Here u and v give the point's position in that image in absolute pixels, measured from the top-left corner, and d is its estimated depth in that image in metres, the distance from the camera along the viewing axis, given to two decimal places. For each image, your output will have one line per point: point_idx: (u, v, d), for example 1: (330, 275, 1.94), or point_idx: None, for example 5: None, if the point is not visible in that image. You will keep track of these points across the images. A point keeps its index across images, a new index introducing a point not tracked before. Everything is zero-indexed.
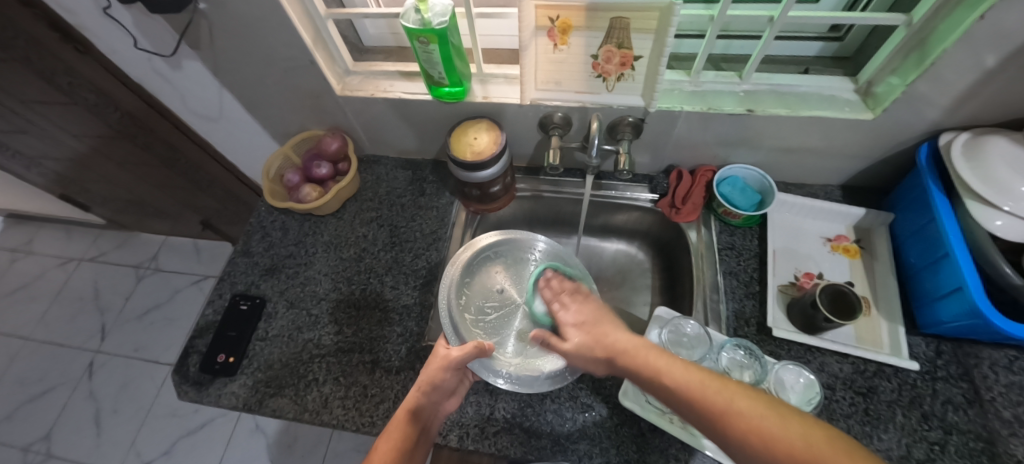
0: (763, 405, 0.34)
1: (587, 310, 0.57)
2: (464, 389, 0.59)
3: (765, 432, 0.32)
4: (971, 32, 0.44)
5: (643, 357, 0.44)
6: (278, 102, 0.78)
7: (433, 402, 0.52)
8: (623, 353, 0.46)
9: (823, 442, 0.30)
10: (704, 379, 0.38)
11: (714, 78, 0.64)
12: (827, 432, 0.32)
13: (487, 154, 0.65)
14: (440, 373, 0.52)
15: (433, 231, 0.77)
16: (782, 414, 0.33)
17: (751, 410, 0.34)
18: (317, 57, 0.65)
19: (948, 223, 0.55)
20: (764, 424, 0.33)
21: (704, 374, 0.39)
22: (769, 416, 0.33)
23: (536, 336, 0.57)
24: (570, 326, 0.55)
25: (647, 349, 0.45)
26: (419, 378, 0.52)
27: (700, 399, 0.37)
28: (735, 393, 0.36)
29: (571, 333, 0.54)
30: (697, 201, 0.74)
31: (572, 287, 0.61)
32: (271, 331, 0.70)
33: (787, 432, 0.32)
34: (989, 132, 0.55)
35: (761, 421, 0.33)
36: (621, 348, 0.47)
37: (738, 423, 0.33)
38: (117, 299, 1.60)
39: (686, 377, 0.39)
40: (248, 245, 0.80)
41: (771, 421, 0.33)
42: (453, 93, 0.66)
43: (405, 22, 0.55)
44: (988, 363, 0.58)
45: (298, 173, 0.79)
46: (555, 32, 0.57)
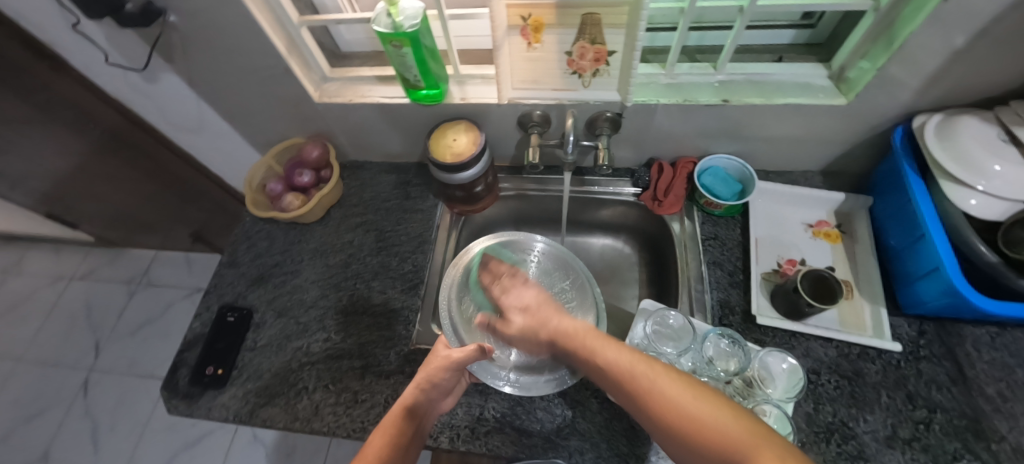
0: (681, 382, 0.36)
1: (530, 295, 0.59)
2: (461, 389, 0.60)
3: (673, 405, 0.34)
4: (936, 14, 0.45)
5: (586, 341, 0.47)
6: (257, 111, 0.77)
7: (429, 400, 0.53)
8: (564, 337, 0.50)
9: (726, 417, 0.32)
10: (636, 359, 0.41)
11: (689, 70, 0.65)
12: (736, 410, 0.32)
13: (466, 155, 0.65)
14: (440, 372, 0.54)
15: (419, 233, 0.77)
16: (696, 389, 0.35)
17: (666, 386, 0.36)
18: (292, 65, 0.65)
19: (924, 204, 0.55)
20: (673, 398, 0.35)
21: (637, 355, 0.42)
22: (685, 393, 0.35)
23: (481, 322, 0.63)
24: (514, 309, 0.59)
25: (589, 333, 0.48)
26: (419, 374, 0.54)
27: (627, 377, 0.40)
28: (656, 372, 0.38)
29: (516, 316, 0.58)
30: (679, 193, 0.75)
31: (513, 274, 0.64)
32: (260, 342, 0.70)
33: (698, 409, 0.33)
34: (960, 112, 0.55)
35: (671, 395, 0.35)
36: (563, 330, 0.51)
37: (652, 399, 0.36)
38: (110, 316, 1.59)
39: (620, 358, 0.42)
40: (234, 255, 0.79)
41: (681, 395, 0.35)
42: (430, 96, 0.66)
43: (376, 26, 0.55)
44: (971, 340, 0.59)
45: (281, 182, 0.78)
46: (528, 31, 0.57)
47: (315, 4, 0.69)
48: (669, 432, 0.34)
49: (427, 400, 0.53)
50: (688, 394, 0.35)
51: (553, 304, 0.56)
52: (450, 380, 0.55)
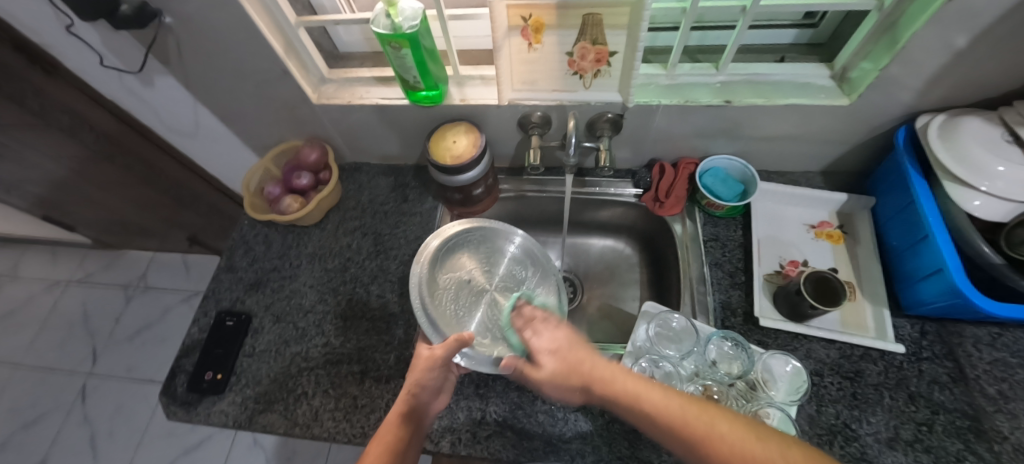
0: (746, 429, 0.35)
1: (558, 335, 0.51)
2: (450, 386, 0.58)
3: (756, 458, 0.33)
4: (940, 14, 0.44)
5: (620, 383, 0.42)
6: (253, 113, 0.77)
7: (422, 403, 0.52)
8: (596, 380, 0.44)
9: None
10: (688, 403, 0.38)
11: (690, 71, 0.64)
12: (804, 451, 0.33)
13: (467, 157, 0.64)
14: (426, 374, 0.53)
15: (417, 237, 0.77)
16: (763, 435, 0.35)
17: (739, 435, 0.35)
18: (289, 67, 0.64)
19: (927, 204, 0.55)
20: (752, 449, 0.33)
21: (689, 400, 0.38)
22: (751, 439, 0.34)
23: (508, 366, 0.52)
24: (542, 350, 0.50)
25: (615, 371, 0.43)
26: (407, 381, 0.53)
27: (688, 426, 0.36)
28: (721, 419, 0.36)
29: (544, 361, 0.48)
30: (680, 194, 0.74)
31: (543, 313, 0.56)
32: (259, 347, 0.69)
33: (774, 457, 0.33)
34: (963, 113, 0.55)
35: (752, 449, 0.33)
36: (599, 377, 0.43)
37: (729, 455, 0.33)
38: (108, 319, 1.58)
39: (671, 403, 0.38)
40: (231, 261, 0.78)
41: (761, 449, 0.33)
42: (429, 97, 0.66)
43: (375, 28, 0.54)
44: (972, 340, 0.59)
45: (279, 185, 0.78)
46: (528, 32, 0.56)
47: (312, 5, 0.68)
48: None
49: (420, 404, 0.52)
50: (764, 444, 0.34)
51: (580, 345, 0.48)
52: (436, 379, 0.54)
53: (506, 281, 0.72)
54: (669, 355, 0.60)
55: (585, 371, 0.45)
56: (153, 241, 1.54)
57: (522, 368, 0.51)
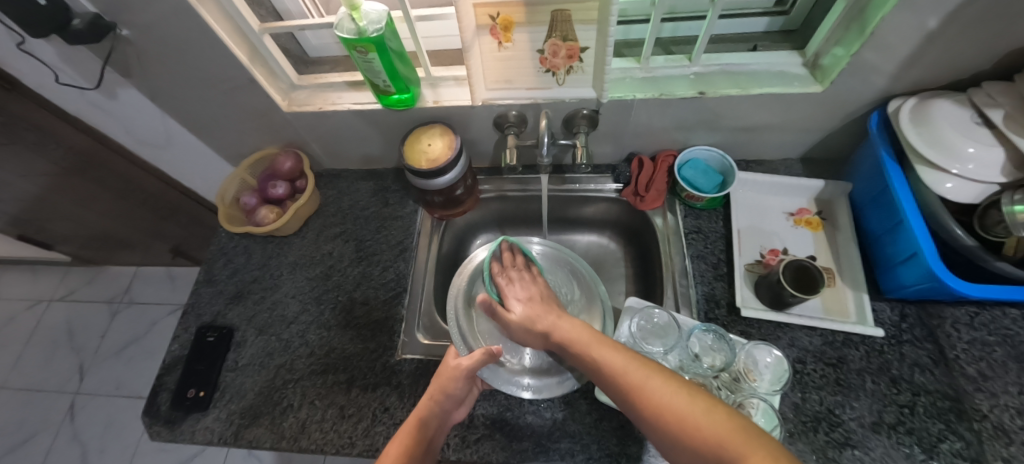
0: (677, 387, 0.38)
1: (533, 290, 0.62)
2: (471, 396, 0.59)
3: (660, 403, 0.37)
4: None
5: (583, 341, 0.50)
6: (225, 124, 0.75)
7: (443, 411, 0.53)
8: (563, 335, 0.52)
9: (716, 416, 0.34)
10: (631, 360, 0.44)
11: (664, 63, 0.64)
12: (720, 407, 0.35)
13: (443, 160, 0.63)
14: (451, 383, 0.53)
15: (400, 241, 0.76)
16: (684, 389, 0.38)
17: (658, 385, 0.39)
18: (256, 75, 0.63)
19: (901, 189, 0.55)
20: (661, 396, 0.38)
21: (634, 357, 0.44)
22: (675, 393, 0.37)
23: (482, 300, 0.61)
24: (517, 299, 0.61)
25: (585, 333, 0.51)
26: (430, 388, 0.53)
27: (622, 374, 0.42)
28: (650, 373, 0.41)
29: (518, 305, 0.59)
30: (660, 187, 0.74)
31: (520, 268, 0.66)
32: (242, 361, 0.68)
33: (689, 406, 0.35)
34: (933, 95, 0.55)
35: (661, 392, 0.38)
36: (563, 332, 0.53)
37: (640, 395, 0.39)
38: (93, 337, 1.55)
39: (618, 358, 0.45)
40: (210, 273, 0.76)
41: (669, 395, 0.37)
42: (402, 100, 0.65)
43: (338, 32, 0.53)
44: (951, 321, 0.60)
45: (255, 195, 0.76)
46: (497, 30, 0.55)
47: (278, 10, 0.67)
48: (655, 426, 0.37)
49: (440, 412, 0.53)
50: (675, 391, 0.37)
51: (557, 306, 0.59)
52: (462, 389, 0.55)
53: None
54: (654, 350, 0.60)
55: (554, 327, 0.54)
56: (136, 255, 1.51)
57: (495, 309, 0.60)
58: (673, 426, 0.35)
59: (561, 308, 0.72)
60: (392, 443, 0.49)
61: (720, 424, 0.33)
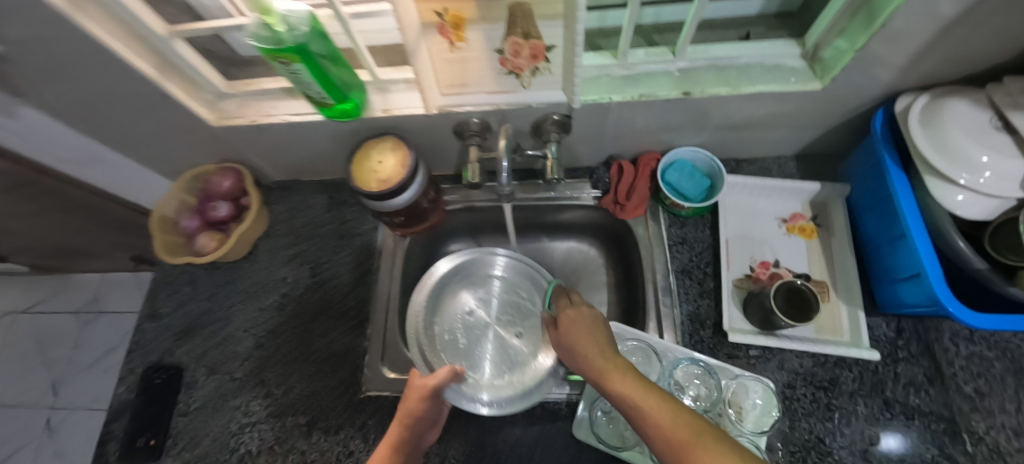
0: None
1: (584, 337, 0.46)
2: (440, 419, 0.54)
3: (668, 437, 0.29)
4: None
5: (593, 357, 0.42)
6: (148, 141, 0.65)
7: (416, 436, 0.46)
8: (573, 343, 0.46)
9: None
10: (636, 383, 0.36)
11: (645, 58, 0.56)
12: None
13: (395, 180, 0.56)
14: (417, 403, 0.48)
15: (359, 263, 0.69)
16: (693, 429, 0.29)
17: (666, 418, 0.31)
18: (169, 89, 0.54)
19: (906, 201, 0.49)
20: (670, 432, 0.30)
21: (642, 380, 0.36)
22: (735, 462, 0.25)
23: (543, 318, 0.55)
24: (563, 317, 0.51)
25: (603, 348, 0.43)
26: (401, 410, 0.47)
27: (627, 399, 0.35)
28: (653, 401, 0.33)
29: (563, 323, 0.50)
30: (643, 193, 0.66)
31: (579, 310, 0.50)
32: (194, 404, 0.63)
33: None
34: (948, 92, 0.48)
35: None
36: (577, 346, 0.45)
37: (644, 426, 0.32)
38: (63, 350, 1.48)
39: (624, 382, 0.37)
40: (155, 306, 0.69)
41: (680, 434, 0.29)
42: (345, 110, 0.56)
43: (252, 41, 0.43)
44: (949, 335, 0.56)
45: (196, 217, 0.68)
46: (447, 28, 0.46)
47: (190, 7, 0.56)
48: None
49: (417, 436, 0.46)
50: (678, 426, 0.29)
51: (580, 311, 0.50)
52: (431, 410, 0.49)
53: (511, 314, 0.73)
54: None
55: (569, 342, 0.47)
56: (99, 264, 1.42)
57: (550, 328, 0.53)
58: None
59: (523, 323, 0.72)
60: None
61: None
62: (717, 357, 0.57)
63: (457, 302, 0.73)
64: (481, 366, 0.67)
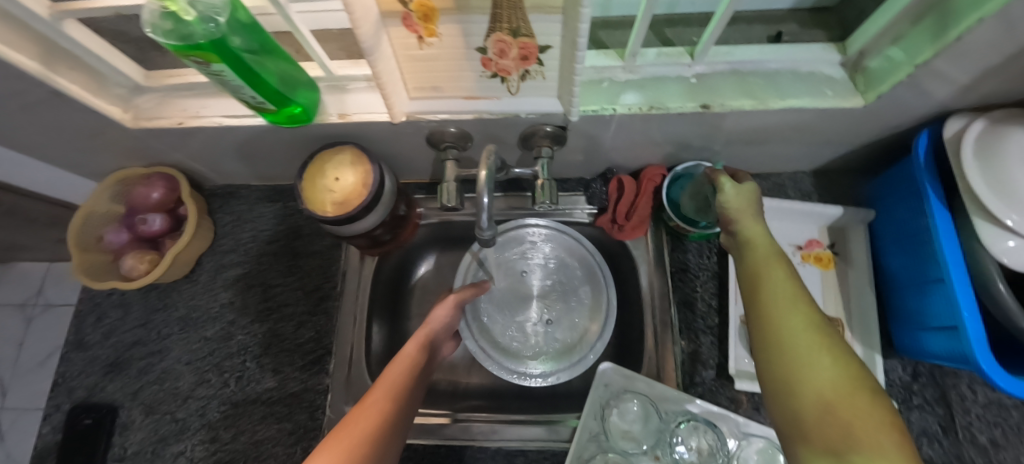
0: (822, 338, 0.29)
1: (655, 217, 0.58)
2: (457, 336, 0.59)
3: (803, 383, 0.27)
4: (1013, 7, 0.28)
5: (760, 263, 0.35)
6: (50, 144, 0.53)
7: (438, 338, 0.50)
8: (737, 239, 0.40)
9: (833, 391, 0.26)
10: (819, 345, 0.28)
11: (656, 60, 0.46)
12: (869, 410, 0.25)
13: (353, 203, 0.47)
14: (444, 310, 0.52)
15: (318, 287, 0.60)
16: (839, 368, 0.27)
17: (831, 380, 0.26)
18: (62, 86, 0.42)
19: (947, 243, 0.43)
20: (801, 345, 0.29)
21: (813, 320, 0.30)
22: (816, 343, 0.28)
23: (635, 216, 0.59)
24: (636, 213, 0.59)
25: (772, 266, 0.35)
26: (433, 314, 0.52)
27: (769, 316, 0.31)
28: (808, 332, 0.29)
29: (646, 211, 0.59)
30: (644, 213, 0.58)
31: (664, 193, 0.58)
32: (129, 448, 0.55)
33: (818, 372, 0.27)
34: (1008, 117, 0.41)
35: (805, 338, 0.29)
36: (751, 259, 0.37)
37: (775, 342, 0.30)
38: (8, 348, 1.09)
39: (789, 311, 0.31)
40: (80, 334, 0.60)
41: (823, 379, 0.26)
42: (290, 115, 0.45)
43: (150, 33, 0.32)
44: (967, 380, 0.51)
45: (124, 230, 0.58)
46: (413, 20, 0.35)
47: None
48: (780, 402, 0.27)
49: (438, 337, 0.50)
50: (818, 360, 0.27)
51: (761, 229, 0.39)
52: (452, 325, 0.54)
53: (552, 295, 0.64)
54: (632, 448, 0.50)
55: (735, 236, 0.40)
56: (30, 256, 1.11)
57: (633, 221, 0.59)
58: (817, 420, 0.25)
59: (562, 309, 0.64)
60: (394, 362, 0.42)
61: (864, 423, 0.24)
62: (719, 402, 0.52)
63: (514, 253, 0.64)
64: (504, 322, 0.63)
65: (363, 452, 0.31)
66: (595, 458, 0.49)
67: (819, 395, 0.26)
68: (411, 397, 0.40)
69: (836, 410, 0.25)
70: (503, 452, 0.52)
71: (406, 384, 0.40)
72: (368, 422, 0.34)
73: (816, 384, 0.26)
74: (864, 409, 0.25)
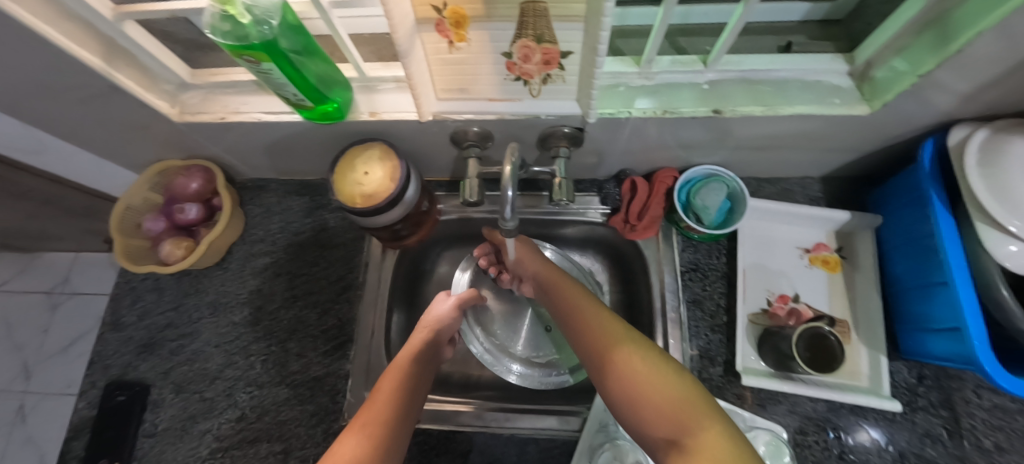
0: (647, 355, 0.37)
1: (655, 215, 0.60)
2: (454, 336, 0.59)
3: (641, 389, 0.34)
4: (1008, 21, 0.30)
5: (588, 314, 0.44)
6: (99, 135, 0.57)
7: (435, 338, 0.51)
8: (563, 299, 0.49)
9: (664, 390, 0.33)
10: (639, 355, 0.37)
11: (670, 66, 0.48)
12: (692, 392, 0.33)
13: (381, 197, 0.50)
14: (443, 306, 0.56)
15: (341, 277, 0.63)
16: (662, 367, 0.36)
17: (658, 381, 0.34)
18: (120, 81, 0.45)
19: (950, 247, 0.44)
20: (630, 364, 0.36)
21: (656, 359, 0.37)
22: (639, 360, 0.37)
23: (638, 214, 0.61)
24: (639, 212, 0.61)
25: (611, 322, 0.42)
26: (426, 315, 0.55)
27: (604, 343, 0.40)
28: (634, 351, 0.38)
29: (651, 211, 0.60)
30: (656, 214, 0.61)
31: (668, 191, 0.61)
32: (160, 425, 0.57)
33: (653, 381, 0.34)
34: (1011, 127, 0.42)
35: (633, 360, 0.36)
36: (579, 311, 0.45)
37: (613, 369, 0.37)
38: (30, 333, 1.06)
39: (623, 344, 0.39)
40: (116, 315, 0.63)
41: (649, 379, 0.35)
42: (325, 112, 0.49)
43: (209, 34, 0.35)
44: (972, 384, 0.52)
45: (162, 218, 0.62)
46: (446, 26, 0.38)
47: None
48: (631, 411, 0.35)
49: (433, 340, 0.51)
50: (654, 374, 0.35)
51: (577, 287, 0.49)
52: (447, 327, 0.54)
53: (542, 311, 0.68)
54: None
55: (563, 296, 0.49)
56: (55, 247, 1.08)
57: (638, 219, 0.61)
58: (674, 434, 0.31)
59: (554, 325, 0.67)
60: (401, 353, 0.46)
61: (697, 416, 0.31)
62: (726, 398, 0.54)
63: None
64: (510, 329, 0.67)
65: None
66: (604, 445, 0.51)
67: (664, 412, 0.32)
68: (409, 406, 0.41)
69: (679, 414, 0.31)
70: (515, 439, 0.54)
71: (403, 395, 0.40)
72: (362, 436, 0.34)
73: (651, 393, 0.34)
74: (691, 406, 0.32)
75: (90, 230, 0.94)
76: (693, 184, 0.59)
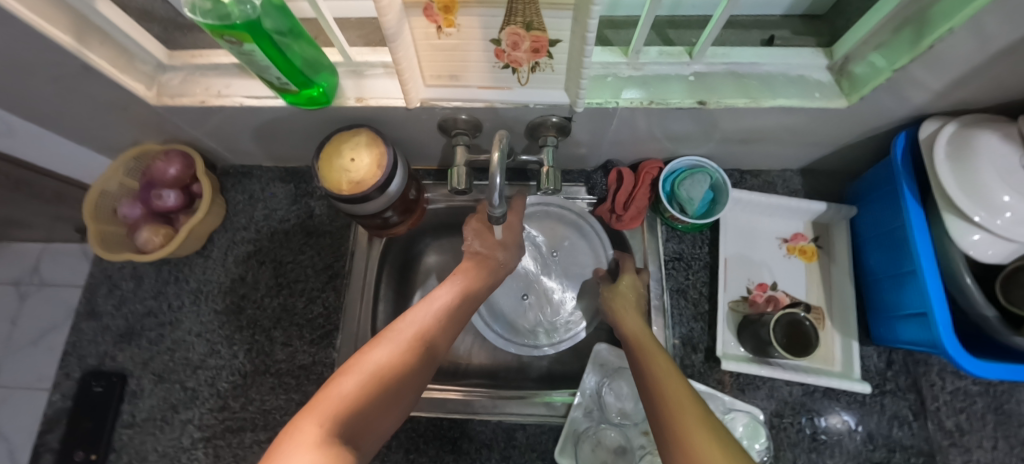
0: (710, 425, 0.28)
1: (641, 204, 0.61)
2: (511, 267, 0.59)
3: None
4: (978, 18, 0.31)
5: (663, 378, 0.36)
6: (72, 116, 0.55)
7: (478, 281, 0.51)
8: (642, 356, 0.41)
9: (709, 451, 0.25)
10: (697, 427, 0.28)
11: (658, 58, 0.49)
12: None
13: (368, 183, 0.49)
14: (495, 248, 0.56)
15: (328, 265, 0.63)
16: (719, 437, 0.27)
17: (703, 442, 0.26)
18: (93, 61, 0.43)
19: (920, 236, 0.46)
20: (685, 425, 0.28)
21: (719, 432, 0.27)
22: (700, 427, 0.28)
23: (623, 204, 0.62)
24: (625, 201, 0.62)
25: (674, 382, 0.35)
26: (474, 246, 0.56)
27: (672, 405, 0.32)
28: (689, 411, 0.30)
29: (636, 200, 0.61)
30: (642, 204, 0.61)
31: (654, 177, 0.61)
32: (139, 415, 0.56)
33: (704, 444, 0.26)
34: (978, 122, 0.44)
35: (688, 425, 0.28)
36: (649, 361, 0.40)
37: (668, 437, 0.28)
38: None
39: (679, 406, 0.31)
40: (92, 304, 0.62)
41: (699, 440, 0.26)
42: (310, 95, 0.48)
43: (189, 13, 0.34)
44: (937, 369, 0.55)
45: (138, 204, 0.60)
46: (434, 12, 0.38)
47: None
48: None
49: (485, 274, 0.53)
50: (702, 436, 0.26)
51: (655, 346, 0.43)
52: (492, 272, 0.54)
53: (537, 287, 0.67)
54: (626, 422, 0.53)
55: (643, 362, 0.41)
56: (24, 235, 1.03)
57: (624, 210, 0.62)
58: None
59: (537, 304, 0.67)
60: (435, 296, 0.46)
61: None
62: (706, 383, 0.56)
63: (546, 226, 0.67)
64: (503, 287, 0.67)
65: (396, 368, 0.33)
66: (592, 431, 0.53)
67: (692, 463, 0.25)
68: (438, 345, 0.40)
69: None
70: (502, 425, 0.55)
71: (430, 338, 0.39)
72: (391, 347, 0.35)
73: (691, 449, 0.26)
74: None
75: (63, 218, 0.90)
76: (680, 171, 0.60)
